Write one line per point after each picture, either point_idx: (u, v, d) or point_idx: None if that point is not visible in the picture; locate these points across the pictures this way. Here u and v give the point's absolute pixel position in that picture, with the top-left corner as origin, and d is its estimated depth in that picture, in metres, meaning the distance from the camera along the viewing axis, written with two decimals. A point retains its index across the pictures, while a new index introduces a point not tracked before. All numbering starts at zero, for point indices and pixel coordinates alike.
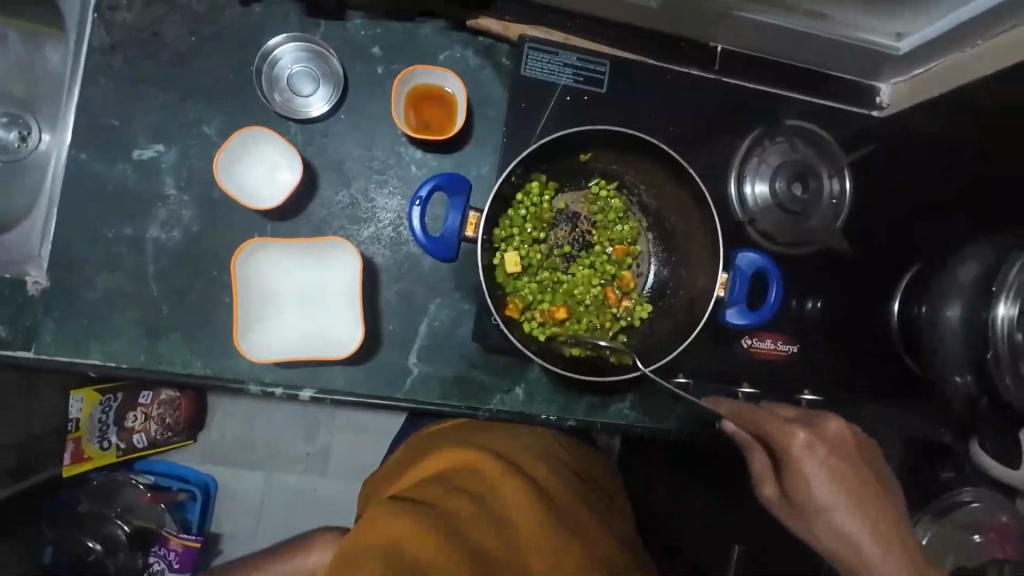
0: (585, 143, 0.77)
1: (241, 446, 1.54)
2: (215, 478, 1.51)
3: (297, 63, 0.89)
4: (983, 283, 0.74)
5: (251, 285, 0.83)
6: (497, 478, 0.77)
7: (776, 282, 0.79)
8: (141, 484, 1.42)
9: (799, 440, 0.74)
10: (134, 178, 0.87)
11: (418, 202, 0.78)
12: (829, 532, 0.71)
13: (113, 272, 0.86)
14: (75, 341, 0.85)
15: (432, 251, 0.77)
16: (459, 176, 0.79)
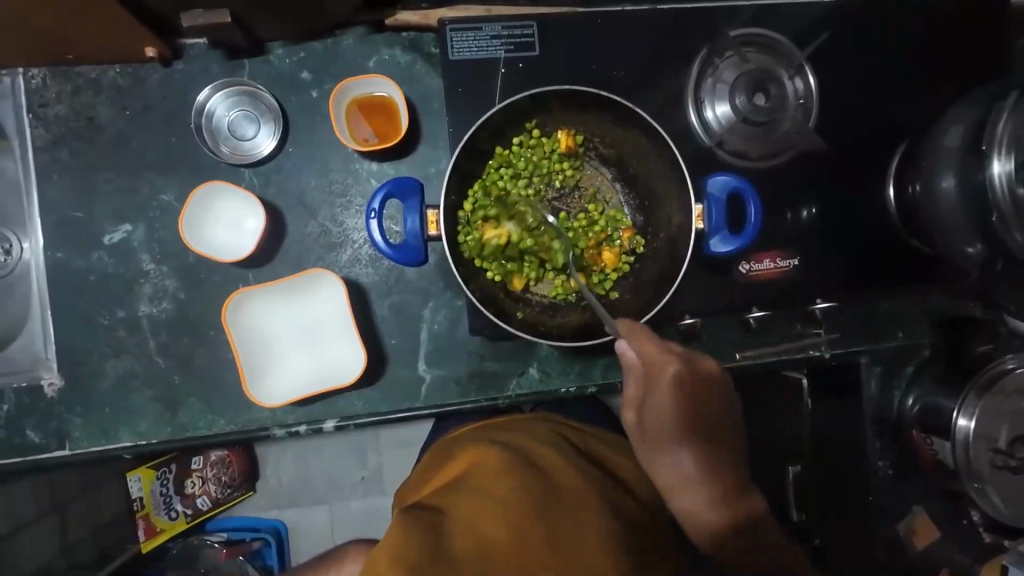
0: (522, 111, 0.75)
1: (300, 486, 1.59)
2: (284, 521, 1.58)
3: (232, 110, 0.89)
4: (972, 144, 0.71)
5: (245, 336, 0.85)
6: (510, 476, 0.76)
7: (753, 200, 0.77)
8: (216, 542, 1.46)
9: (671, 371, 0.75)
10: (111, 262, 0.88)
11: (375, 216, 0.77)
12: (668, 466, 0.82)
13: (119, 355, 0.88)
14: (102, 429, 0.88)
15: (398, 259, 0.77)
16: (410, 179, 0.78)
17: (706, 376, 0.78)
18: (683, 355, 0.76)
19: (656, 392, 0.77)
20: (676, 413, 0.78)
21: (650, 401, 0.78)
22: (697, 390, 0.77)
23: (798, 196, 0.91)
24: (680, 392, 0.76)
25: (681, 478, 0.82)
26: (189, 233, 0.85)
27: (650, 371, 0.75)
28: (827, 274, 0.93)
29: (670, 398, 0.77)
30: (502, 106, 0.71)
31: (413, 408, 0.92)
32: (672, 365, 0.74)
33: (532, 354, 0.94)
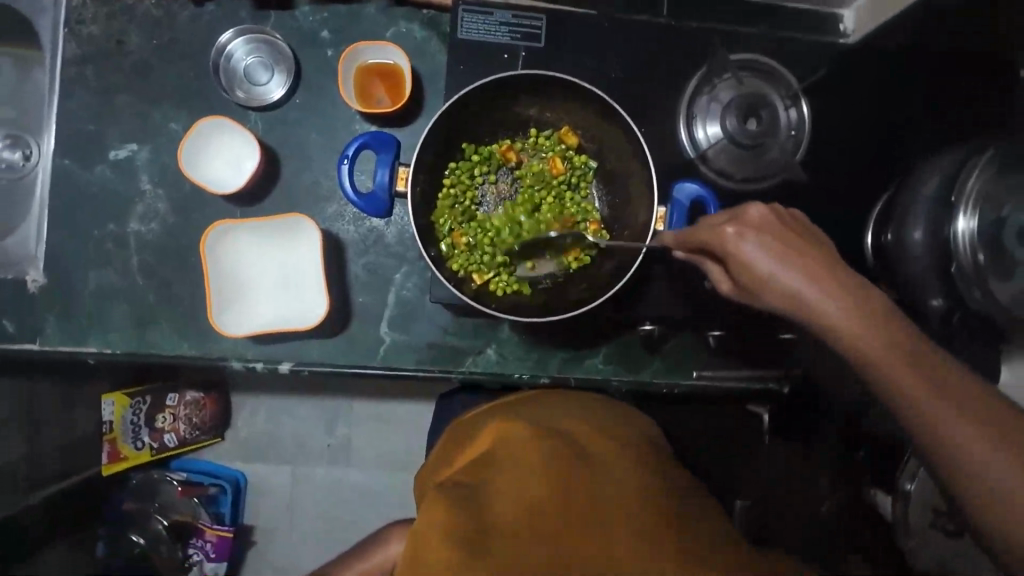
0: (506, 89, 0.77)
1: (271, 443, 1.58)
2: (244, 472, 1.56)
3: (249, 55, 0.94)
4: (943, 195, 0.72)
5: (221, 267, 0.88)
6: (536, 451, 0.75)
7: (714, 209, 0.78)
8: (175, 480, 1.45)
9: (730, 232, 0.59)
10: (113, 177, 0.93)
11: (347, 161, 0.81)
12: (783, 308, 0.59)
13: (102, 266, 0.93)
14: (74, 333, 0.92)
15: (365, 208, 0.82)
16: (387, 135, 0.82)
17: (790, 221, 0.60)
18: (734, 212, 0.61)
19: (747, 266, 0.59)
20: (796, 277, 0.57)
21: (748, 276, 0.59)
22: (787, 238, 0.59)
23: None
24: (771, 247, 0.58)
25: (868, 311, 0.55)
26: (188, 158, 0.90)
27: (726, 250, 0.60)
28: None
29: (762, 256, 0.58)
30: (480, 83, 0.73)
31: (369, 367, 0.95)
32: (729, 227, 0.59)
33: (494, 336, 0.96)
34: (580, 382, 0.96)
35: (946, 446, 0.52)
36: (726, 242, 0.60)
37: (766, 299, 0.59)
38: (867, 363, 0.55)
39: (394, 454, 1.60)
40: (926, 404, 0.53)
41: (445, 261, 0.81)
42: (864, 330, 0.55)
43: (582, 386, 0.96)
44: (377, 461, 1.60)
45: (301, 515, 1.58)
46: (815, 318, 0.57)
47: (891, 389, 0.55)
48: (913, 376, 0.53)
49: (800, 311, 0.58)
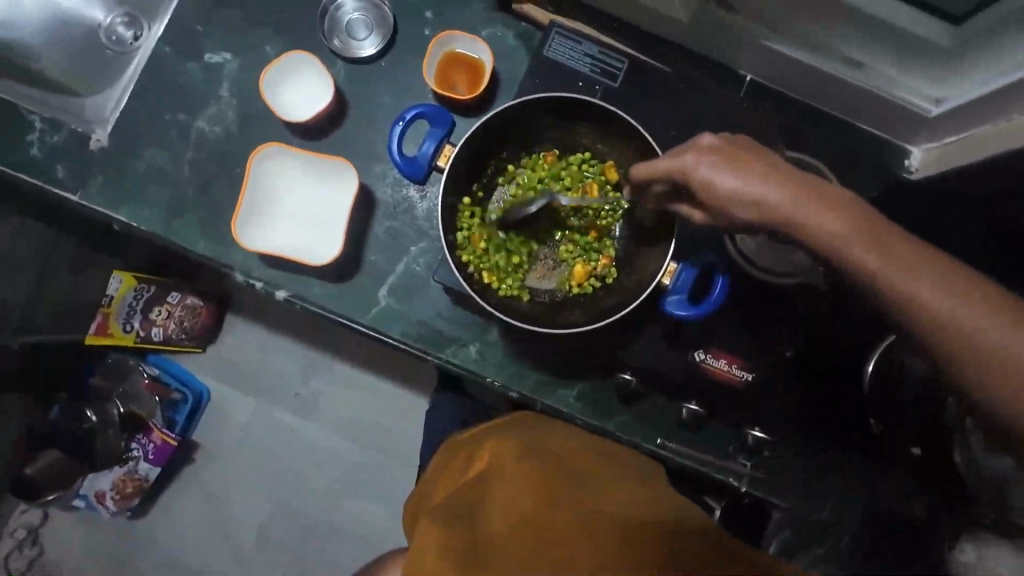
0: (563, 109, 0.81)
1: (244, 371, 1.57)
2: (209, 390, 1.56)
3: (356, 11, 1.01)
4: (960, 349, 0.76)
5: (260, 184, 0.95)
6: (524, 475, 0.84)
7: (722, 280, 0.78)
8: (146, 373, 1.47)
9: (689, 160, 0.63)
10: (200, 75, 1.01)
11: (402, 123, 0.86)
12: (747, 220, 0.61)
13: (159, 147, 0.99)
14: (112, 197, 0.99)
15: (402, 169, 0.87)
16: (444, 112, 0.87)
17: (733, 140, 0.63)
18: (694, 143, 0.64)
19: (712, 190, 0.61)
20: (754, 185, 0.59)
21: (713, 198, 0.62)
22: (736, 155, 0.62)
23: (781, 323, 0.92)
24: (729, 165, 0.61)
25: (859, 227, 0.56)
26: (269, 80, 0.98)
27: (686, 176, 0.63)
28: (774, 406, 0.92)
29: (722, 174, 0.60)
30: (541, 96, 0.77)
31: (357, 322, 0.98)
32: (688, 156, 0.63)
33: (481, 335, 0.98)
34: (546, 408, 0.96)
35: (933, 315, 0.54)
36: (687, 171, 0.63)
37: (733, 215, 0.61)
38: (832, 241, 0.57)
39: (355, 424, 1.57)
40: (885, 266, 0.55)
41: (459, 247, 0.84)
42: (824, 220, 0.57)
43: (547, 411, 0.97)
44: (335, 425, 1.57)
45: (246, 450, 1.57)
46: (787, 231, 0.59)
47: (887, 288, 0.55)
48: (881, 257, 0.55)
49: (771, 221, 0.59)
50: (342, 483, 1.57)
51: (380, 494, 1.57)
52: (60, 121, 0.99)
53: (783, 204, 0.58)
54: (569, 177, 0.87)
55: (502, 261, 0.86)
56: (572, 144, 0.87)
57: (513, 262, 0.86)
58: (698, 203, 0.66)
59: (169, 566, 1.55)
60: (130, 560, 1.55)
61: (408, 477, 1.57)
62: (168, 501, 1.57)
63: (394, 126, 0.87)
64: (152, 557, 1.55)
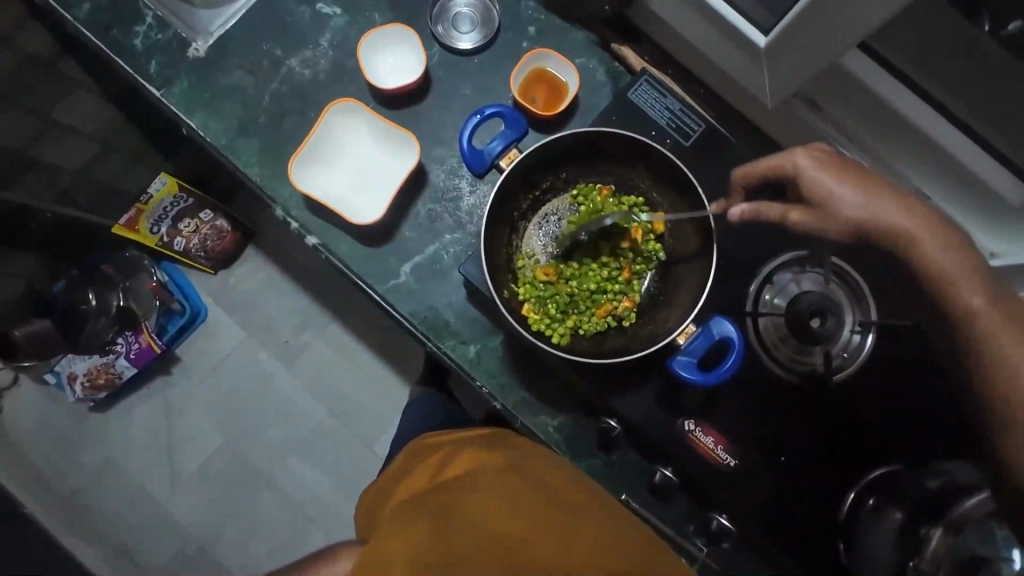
0: (630, 149, 0.83)
1: (246, 302, 1.59)
2: (206, 312, 1.59)
3: (466, 7, 1.06)
4: (931, 502, 0.78)
5: (328, 133, 0.99)
6: (499, 483, 0.80)
7: (736, 355, 0.78)
8: (155, 277, 1.50)
9: (804, 160, 0.71)
10: (307, 19, 1.06)
11: (479, 116, 0.89)
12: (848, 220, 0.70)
13: (248, 74, 1.04)
14: (190, 104, 1.03)
15: (467, 158, 0.89)
16: (521, 116, 0.90)
17: (838, 155, 0.73)
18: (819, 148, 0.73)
19: (827, 190, 0.70)
20: (861, 193, 0.70)
21: (819, 196, 0.71)
22: (842, 163, 0.72)
23: (777, 419, 0.90)
24: (843, 176, 0.70)
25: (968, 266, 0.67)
26: (369, 43, 1.03)
27: (799, 173, 0.72)
28: (748, 500, 0.90)
29: (830, 179, 0.70)
30: (614, 130, 0.79)
31: (370, 287, 1.00)
32: (800, 157, 0.71)
33: (484, 338, 0.98)
34: (524, 428, 0.96)
35: (991, 337, 0.64)
36: (798, 169, 0.72)
37: (837, 211, 0.70)
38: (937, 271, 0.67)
39: (333, 387, 1.57)
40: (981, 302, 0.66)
41: (497, 250, 0.85)
42: (930, 235, 0.68)
43: (524, 431, 0.97)
44: (313, 382, 1.58)
45: (221, 379, 1.58)
46: (883, 234, 0.69)
47: (957, 306, 0.66)
48: (981, 298, 0.66)
49: (874, 227, 0.69)
50: (301, 441, 1.56)
51: (332, 463, 1.55)
52: (168, 22, 1.04)
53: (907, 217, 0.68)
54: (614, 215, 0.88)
55: (527, 276, 0.88)
56: (628, 185, 0.88)
57: (537, 279, 0.87)
58: (800, 203, 0.72)
59: (111, 466, 1.55)
60: (77, 447, 1.55)
61: (364, 458, 1.55)
62: (133, 402, 1.58)
63: (472, 115, 0.91)
64: (97, 451, 1.56)
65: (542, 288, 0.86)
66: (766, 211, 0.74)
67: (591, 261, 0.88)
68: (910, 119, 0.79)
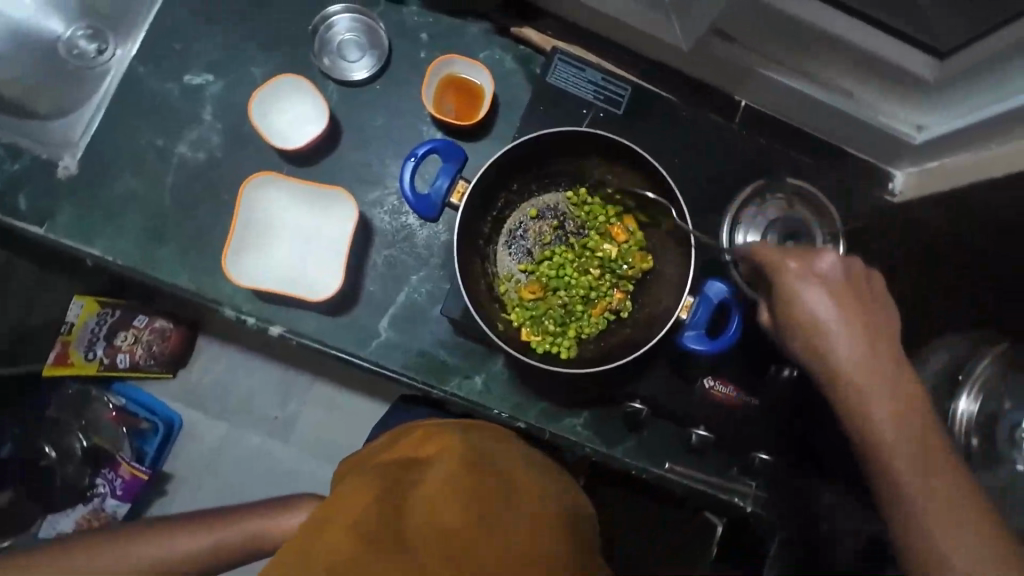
0: (573, 141, 0.80)
1: (218, 393, 1.48)
2: (182, 417, 1.45)
3: (349, 33, 0.97)
4: (947, 376, 0.75)
5: (249, 216, 0.89)
6: (466, 478, 0.75)
7: (738, 314, 0.79)
8: (111, 403, 1.38)
9: (790, 267, 0.65)
10: (178, 96, 0.95)
11: (413, 159, 0.83)
12: (815, 345, 0.64)
13: (136, 176, 0.93)
14: (83, 230, 0.91)
15: (415, 205, 0.83)
16: (455, 145, 0.84)
17: (854, 272, 0.66)
18: (827, 267, 0.65)
19: (795, 301, 0.65)
20: (845, 328, 0.63)
21: (789, 318, 0.66)
22: (852, 290, 0.64)
23: (784, 351, 0.92)
24: (842, 302, 0.63)
25: (916, 439, 0.59)
26: (261, 97, 0.93)
27: (777, 276, 0.66)
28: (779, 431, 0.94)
29: (820, 300, 0.64)
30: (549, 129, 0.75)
31: (355, 355, 0.94)
32: (807, 286, 0.64)
33: (485, 365, 0.96)
34: (554, 437, 0.95)
35: (926, 516, 0.58)
36: (783, 273, 0.66)
37: (792, 341, 0.66)
38: (872, 449, 0.60)
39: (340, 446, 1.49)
40: (924, 488, 0.58)
41: (474, 285, 0.81)
42: (882, 404, 0.60)
43: (553, 440, 0.95)
44: (317, 446, 1.49)
45: (221, 479, 1.48)
46: (834, 386, 0.63)
47: (878, 469, 0.60)
48: (915, 450, 0.59)
49: (828, 375, 0.64)
50: None
51: None
52: (20, 147, 0.91)
53: (870, 361, 0.62)
54: (579, 210, 0.87)
55: (513, 300, 0.85)
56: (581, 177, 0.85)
57: (524, 301, 0.85)
58: (774, 308, 0.68)
59: None
60: None
61: None
62: None
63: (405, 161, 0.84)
64: None
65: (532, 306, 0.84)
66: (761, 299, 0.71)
67: (572, 263, 0.85)
68: (822, 29, 0.77)
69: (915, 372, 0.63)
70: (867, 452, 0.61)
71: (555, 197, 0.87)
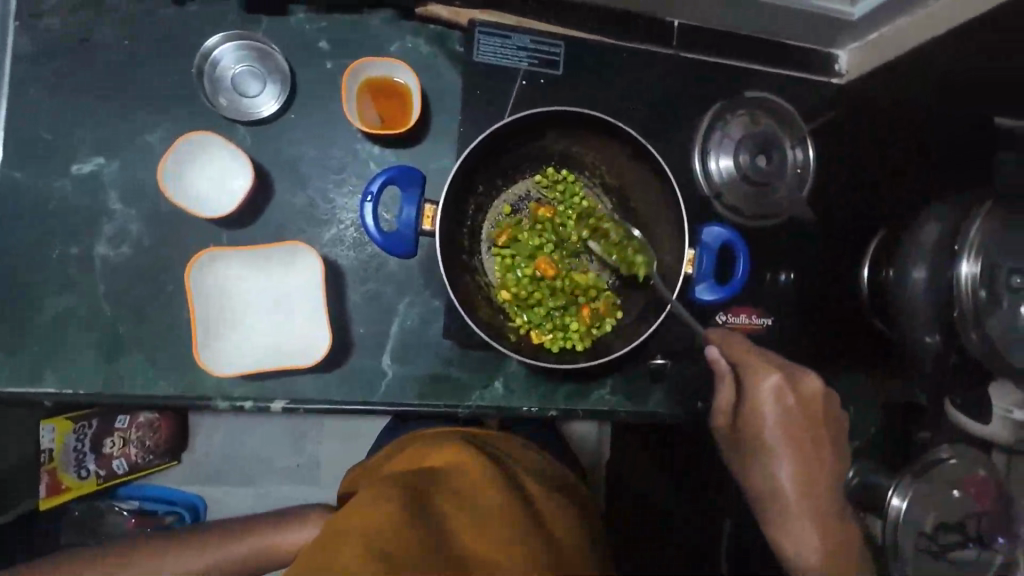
0: (532, 125, 0.79)
1: (228, 464, 1.39)
2: (203, 497, 1.38)
3: (239, 63, 0.85)
4: (946, 242, 0.75)
5: (207, 298, 0.81)
6: (483, 481, 0.78)
7: (741, 254, 0.83)
8: (125, 510, 1.30)
9: (767, 381, 0.86)
10: (75, 193, 0.83)
11: (370, 200, 0.78)
12: (766, 434, 0.87)
13: (63, 294, 0.82)
14: (26, 370, 0.81)
15: (389, 249, 0.78)
16: (410, 170, 0.79)
17: (812, 398, 0.87)
18: (785, 369, 0.87)
19: (760, 408, 0.87)
20: (789, 466, 0.87)
21: (751, 428, 0.88)
22: (806, 417, 0.87)
23: (777, 258, 0.95)
24: (792, 452, 0.87)
25: (804, 492, 0.87)
26: (173, 157, 0.81)
27: (753, 392, 0.86)
28: (797, 337, 0.95)
29: (771, 417, 0.87)
30: (499, 124, 0.75)
31: (367, 403, 0.87)
32: (774, 375, 0.86)
33: (500, 367, 0.91)
34: (588, 413, 0.91)
35: (799, 519, 0.87)
36: (754, 396, 0.87)
37: (748, 427, 0.88)
38: (770, 493, 0.89)
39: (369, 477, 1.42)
40: (800, 506, 0.87)
41: (463, 295, 0.80)
42: (796, 499, 0.87)
43: (591, 417, 0.91)
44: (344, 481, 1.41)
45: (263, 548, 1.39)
46: (765, 453, 0.88)
47: (776, 505, 0.88)
48: (812, 521, 0.87)
49: (761, 480, 0.89)
50: None
51: None
52: None
53: (796, 466, 0.87)
54: (552, 193, 0.88)
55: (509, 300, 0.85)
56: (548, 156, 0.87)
57: (518, 297, 0.84)
58: (739, 404, 0.88)
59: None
60: None
61: None
62: None
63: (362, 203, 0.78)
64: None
65: (528, 300, 0.84)
66: (720, 394, 0.89)
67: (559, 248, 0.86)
68: None
69: (838, 486, 0.89)
70: (766, 494, 0.89)
71: (524, 186, 0.88)
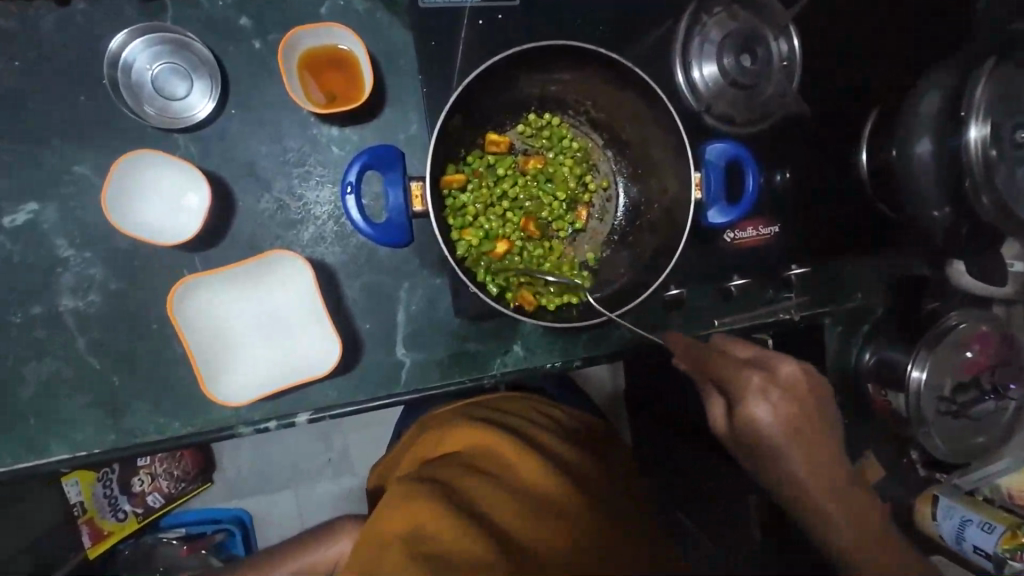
0: (512, 66, 0.72)
1: (263, 478, 1.39)
2: (247, 509, 1.38)
3: (155, 62, 0.74)
4: (950, 110, 0.73)
5: (201, 331, 0.76)
6: (519, 462, 0.82)
7: (751, 168, 0.80)
8: (174, 539, 1.30)
9: None
10: (17, 248, 0.75)
11: (350, 189, 0.71)
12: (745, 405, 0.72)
13: (41, 358, 0.76)
14: (29, 445, 0.76)
15: (380, 239, 0.73)
16: (387, 150, 0.73)
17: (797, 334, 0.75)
18: None
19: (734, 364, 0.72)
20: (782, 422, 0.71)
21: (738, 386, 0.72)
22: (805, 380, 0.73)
23: (773, 159, 0.92)
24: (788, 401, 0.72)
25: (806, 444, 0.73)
26: (118, 179, 0.72)
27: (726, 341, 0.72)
28: (803, 237, 0.94)
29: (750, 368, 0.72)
30: (494, 60, 0.69)
31: (393, 395, 0.84)
32: None
33: (514, 331, 0.88)
34: (610, 356, 0.89)
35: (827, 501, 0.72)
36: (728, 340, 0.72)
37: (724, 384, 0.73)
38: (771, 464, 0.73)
39: None
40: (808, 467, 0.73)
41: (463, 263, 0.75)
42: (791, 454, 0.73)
43: (615, 358, 0.90)
44: None
45: None
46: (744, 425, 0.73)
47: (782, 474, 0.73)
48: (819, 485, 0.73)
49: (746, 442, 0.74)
50: None
51: None
52: None
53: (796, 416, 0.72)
54: (538, 141, 0.86)
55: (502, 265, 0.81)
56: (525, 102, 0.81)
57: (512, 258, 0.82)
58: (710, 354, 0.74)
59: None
60: None
61: None
62: None
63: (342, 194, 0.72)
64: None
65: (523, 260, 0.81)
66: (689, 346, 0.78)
67: (555, 195, 0.85)
68: None
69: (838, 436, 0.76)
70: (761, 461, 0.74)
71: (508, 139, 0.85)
